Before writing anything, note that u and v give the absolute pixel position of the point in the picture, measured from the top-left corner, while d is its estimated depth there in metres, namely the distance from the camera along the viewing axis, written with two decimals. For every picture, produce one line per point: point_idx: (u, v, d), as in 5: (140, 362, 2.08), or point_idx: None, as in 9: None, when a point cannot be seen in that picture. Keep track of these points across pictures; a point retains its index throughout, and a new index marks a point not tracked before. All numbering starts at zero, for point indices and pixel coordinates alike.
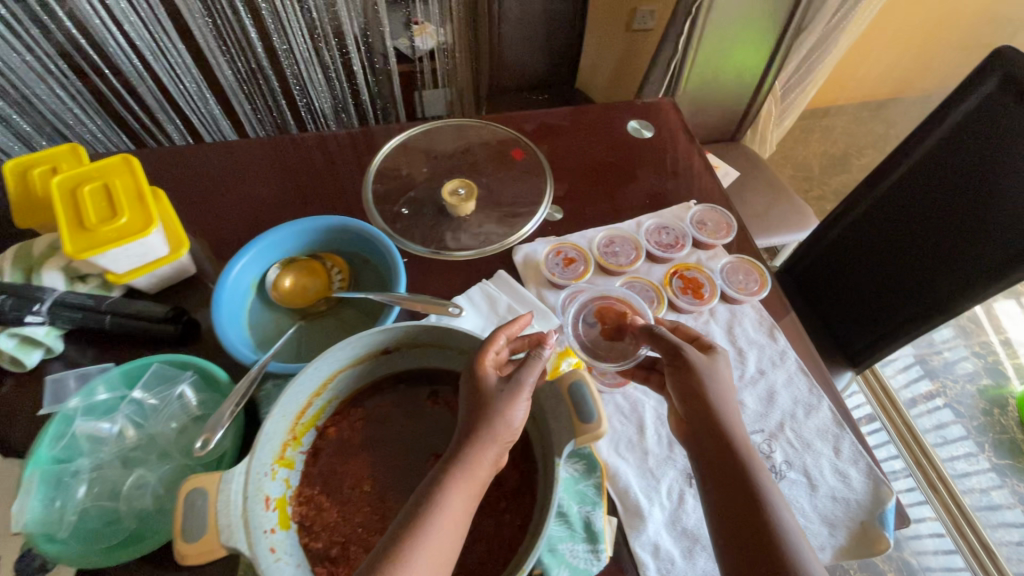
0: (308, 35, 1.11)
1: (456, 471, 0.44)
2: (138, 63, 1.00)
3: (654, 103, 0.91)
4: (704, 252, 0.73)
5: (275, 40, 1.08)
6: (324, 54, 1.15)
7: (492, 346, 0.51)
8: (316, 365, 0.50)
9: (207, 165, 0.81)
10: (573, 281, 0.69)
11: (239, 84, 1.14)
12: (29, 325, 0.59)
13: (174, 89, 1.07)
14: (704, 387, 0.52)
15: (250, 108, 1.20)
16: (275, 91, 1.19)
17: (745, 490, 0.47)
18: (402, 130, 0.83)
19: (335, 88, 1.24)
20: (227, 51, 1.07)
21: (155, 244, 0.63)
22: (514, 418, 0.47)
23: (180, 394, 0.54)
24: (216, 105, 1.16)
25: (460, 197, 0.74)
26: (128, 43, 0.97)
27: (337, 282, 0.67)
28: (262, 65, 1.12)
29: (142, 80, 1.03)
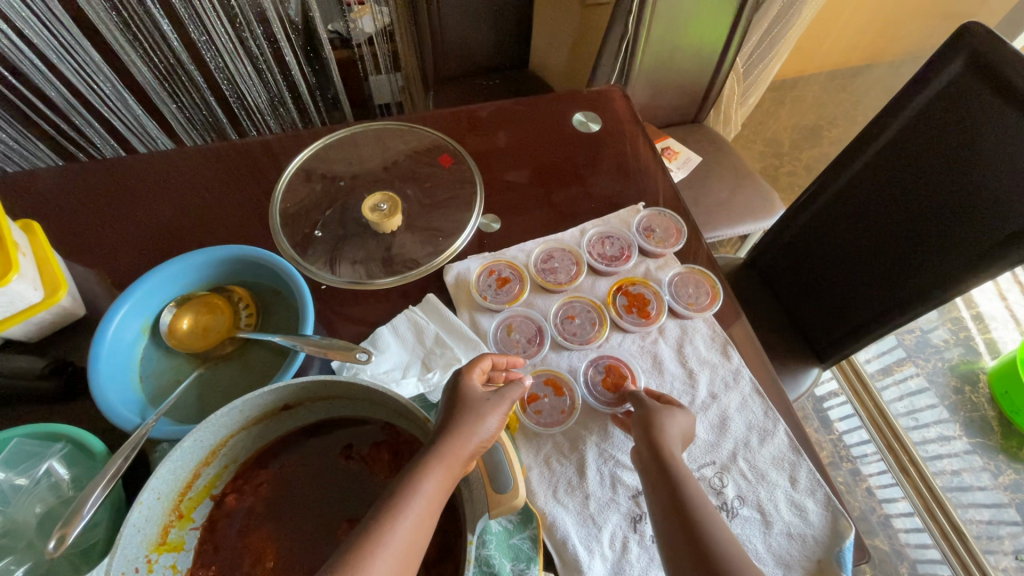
0: (229, 24, 0.99)
1: (428, 467, 0.39)
2: (42, 64, 0.88)
3: (602, 92, 0.83)
4: (654, 261, 0.67)
5: (192, 31, 0.96)
6: (250, 44, 1.03)
7: (480, 363, 0.49)
8: (205, 429, 0.43)
9: (103, 187, 0.72)
10: (507, 304, 0.63)
11: (160, 82, 1.02)
12: None
13: (88, 91, 0.95)
14: (653, 416, 0.50)
15: (176, 107, 1.08)
16: (201, 87, 1.07)
17: (684, 526, 0.42)
18: (319, 139, 0.75)
19: (269, 82, 1.12)
20: (140, 46, 0.95)
21: (21, 291, 0.55)
22: (491, 422, 0.43)
23: (47, 471, 0.46)
24: (138, 106, 1.03)
25: (383, 213, 0.67)
26: (21, 40, 0.84)
27: (243, 320, 0.60)
28: (182, 60, 1.01)
29: (48, 81, 0.91)
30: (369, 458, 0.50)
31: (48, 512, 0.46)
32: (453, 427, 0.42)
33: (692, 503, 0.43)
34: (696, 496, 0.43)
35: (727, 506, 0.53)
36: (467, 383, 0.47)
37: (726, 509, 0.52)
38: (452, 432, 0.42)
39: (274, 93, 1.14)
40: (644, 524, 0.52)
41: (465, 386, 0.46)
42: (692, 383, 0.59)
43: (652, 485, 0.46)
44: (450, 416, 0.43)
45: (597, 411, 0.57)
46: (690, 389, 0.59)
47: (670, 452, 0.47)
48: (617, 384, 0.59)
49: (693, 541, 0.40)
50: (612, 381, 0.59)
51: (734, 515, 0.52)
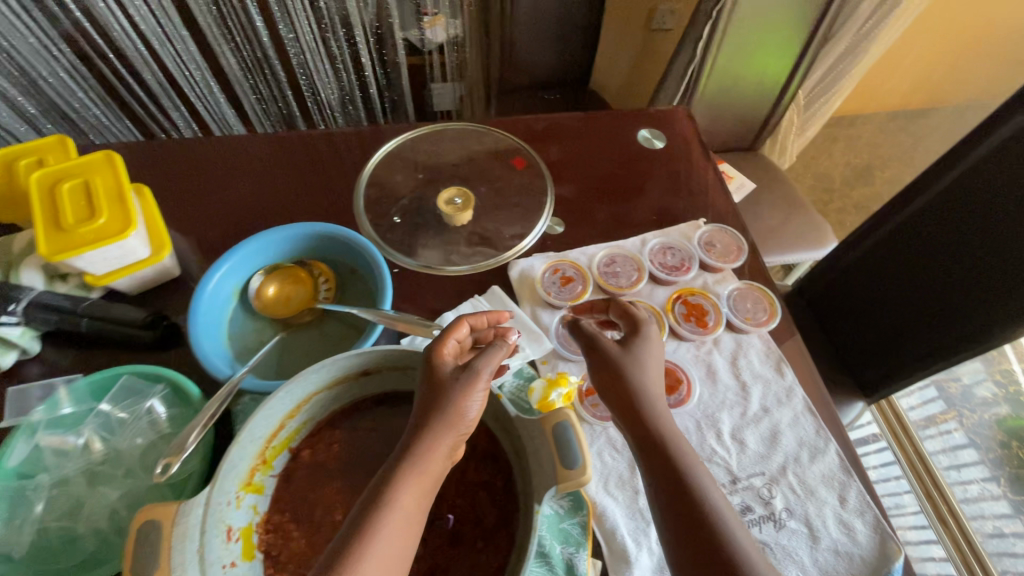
0: (316, 25, 1.06)
1: (409, 474, 0.39)
2: (143, 48, 0.97)
3: (667, 112, 0.86)
4: (712, 275, 0.68)
5: (281, 29, 1.04)
6: (332, 44, 1.10)
7: (453, 335, 0.47)
8: (295, 383, 0.47)
9: (195, 159, 0.76)
10: (569, 302, 0.65)
11: (244, 73, 1.11)
12: (4, 326, 0.58)
13: (179, 75, 1.04)
14: (622, 364, 0.48)
15: (256, 98, 1.17)
16: (281, 81, 1.15)
17: (670, 478, 0.42)
18: (398, 132, 0.78)
19: (343, 80, 1.20)
20: (232, 40, 1.03)
21: (134, 247, 0.61)
22: (468, 409, 0.42)
23: (149, 409, 0.51)
24: (221, 94, 1.13)
25: (456, 207, 0.71)
26: (133, 27, 0.94)
27: (322, 293, 0.64)
28: (268, 54, 1.08)
29: (145, 65, 1.00)
30: None
31: (148, 445, 0.50)
32: (426, 427, 0.41)
33: (673, 452, 0.43)
34: (687, 451, 0.44)
35: (775, 516, 0.53)
36: (438, 363, 0.45)
37: (773, 519, 0.53)
38: (427, 432, 0.41)
39: (346, 91, 1.22)
40: None
41: (434, 368, 0.44)
42: (744, 396, 0.60)
43: (631, 431, 0.46)
44: (425, 411, 0.42)
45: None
46: (742, 401, 0.60)
47: (644, 399, 0.46)
48: (673, 387, 0.60)
49: (680, 493, 0.41)
50: (668, 383, 0.60)
51: (781, 526, 0.53)
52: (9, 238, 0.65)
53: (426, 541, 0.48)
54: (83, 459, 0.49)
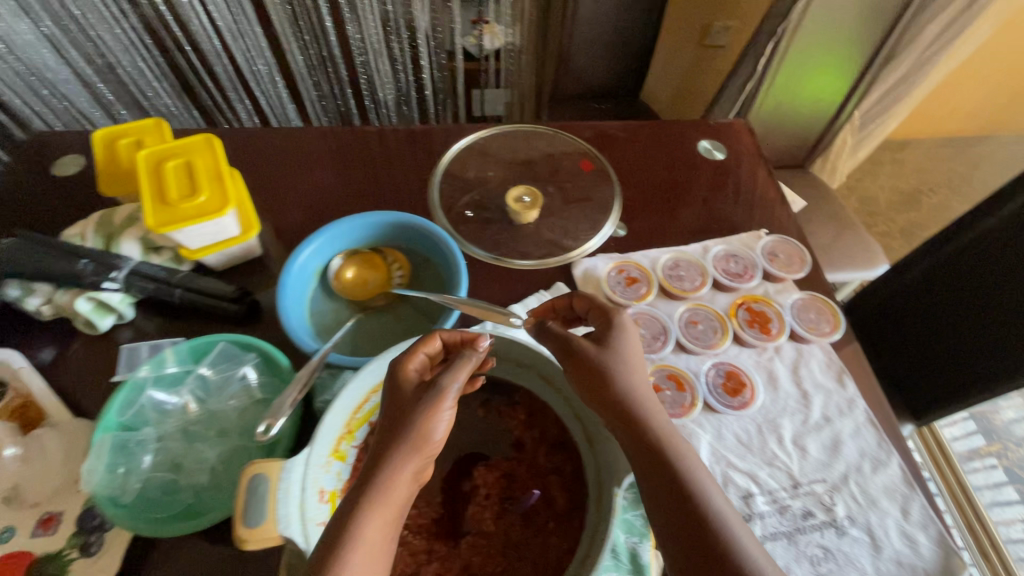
0: (382, 27, 1.10)
1: (370, 506, 0.37)
2: (217, 42, 1.05)
3: (728, 125, 0.88)
4: (773, 285, 0.70)
5: (349, 30, 1.09)
6: (394, 46, 1.15)
7: (420, 351, 0.47)
8: (389, 357, 0.51)
9: (275, 146, 0.80)
10: (633, 302, 0.66)
11: (308, 70, 1.16)
12: (106, 291, 0.62)
13: (246, 69, 1.11)
14: (605, 366, 0.47)
15: (316, 94, 1.23)
16: (342, 80, 1.20)
17: (671, 489, 0.41)
18: (468, 132, 0.81)
19: (400, 80, 1.23)
20: (300, 38, 1.09)
21: (228, 225, 0.64)
22: (433, 430, 0.41)
23: (243, 375, 0.54)
24: (284, 89, 1.19)
25: (524, 205, 0.73)
26: (210, 23, 1.01)
27: (396, 279, 0.67)
28: (334, 53, 1.14)
29: (216, 56, 1.07)
30: (506, 415, 0.56)
31: (241, 407, 0.54)
32: (389, 453, 0.39)
33: (672, 459, 0.42)
34: (683, 452, 0.43)
35: (837, 523, 0.54)
36: (403, 381, 0.44)
37: (835, 525, 0.54)
38: (388, 460, 0.39)
39: (402, 91, 1.26)
40: (753, 524, 0.54)
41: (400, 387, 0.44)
42: (806, 404, 0.61)
43: (626, 439, 0.45)
44: (387, 436, 0.40)
45: (722, 414, 0.60)
46: (804, 409, 0.61)
47: (636, 403, 0.45)
48: (737, 390, 0.61)
49: (680, 497, 0.41)
50: (733, 386, 0.61)
51: (843, 533, 0.54)
52: (109, 212, 0.69)
53: (500, 519, 0.50)
54: (182, 417, 0.53)
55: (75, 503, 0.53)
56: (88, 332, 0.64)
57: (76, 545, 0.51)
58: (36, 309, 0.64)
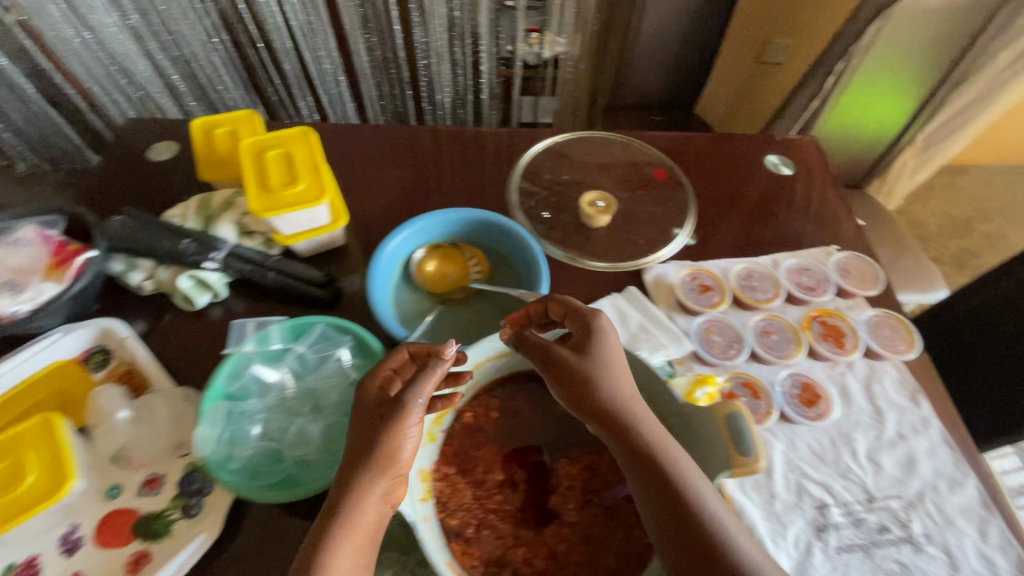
0: (448, 32, 1.15)
1: (343, 529, 0.41)
2: (288, 41, 1.13)
3: (795, 141, 0.88)
4: (844, 300, 0.70)
5: (416, 33, 1.14)
6: (457, 51, 1.19)
7: (385, 367, 0.49)
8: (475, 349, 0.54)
9: (357, 140, 0.83)
10: (707, 309, 0.67)
11: (372, 71, 1.23)
12: (206, 270, 0.66)
13: (313, 69, 1.19)
14: (588, 374, 0.48)
15: (377, 94, 1.28)
16: (404, 81, 1.25)
17: (662, 493, 0.43)
18: (544, 137, 0.83)
19: (459, 84, 1.27)
20: (368, 37, 1.16)
21: (321, 214, 0.67)
22: (400, 451, 0.44)
23: (339, 356, 0.57)
24: (346, 88, 1.25)
25: (598, 209, 0.76)
26: (284, 23, 1.09)
27: (474, 274, 0.70)
28: (398, 55, 1.19)
29: (286, 54, 1.15)
30: None
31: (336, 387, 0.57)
32: (355, 475, 0.43)
33: (662, 462, 0.44)
34: (673, 454, 0.44)
35: (913, 540, 0.54)
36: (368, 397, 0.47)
37: (911, 541, 0.54)
38: (356, 481, 0.43)
39: (459, 93, 1.29)
40: (828, 534, 0.55)
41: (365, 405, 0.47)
42: (880, 420, 0.61)
43: (618, 444, 0.46)
44: (355, 459, 0.44)
45: (798, 424, 0.60)
46: (877, 425, 0.61)
47: (622, 409, 0.46)
48: (813, 401, 0.62)
49: (676, 504, 0.42)
50: (809, 397, 0.62)
51: (920, 550, 0.54)
52: (208, 195, 0.73)
53: (584, 510, 0.52)
54: (282, 393, 0.56)
55: (176, 467, 0.56)
56: (186, 308, 0.68)
57: (177, 507, 0.54)
58: (137, 284, 0.68)
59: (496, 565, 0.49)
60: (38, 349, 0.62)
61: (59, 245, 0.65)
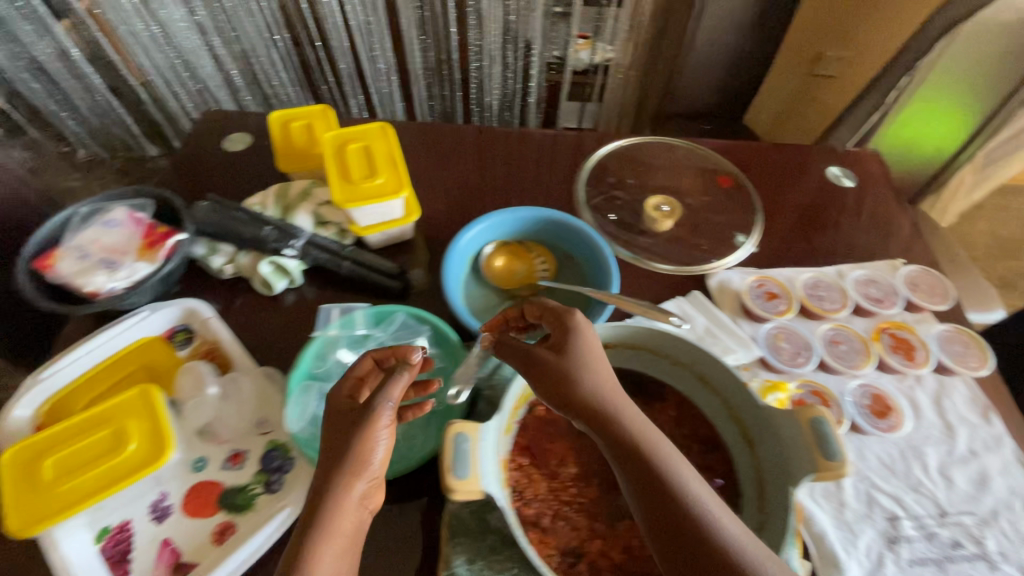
0: (502, 36, 1.17)
1: (320, 538, 0.39)
2: (346, 42, 1.19)
3: (856, 153, 0.87)
4: (912, 314, 0.70)
5: (471, 36, 1.17)
6: (509, 54, 1.21)
7: (351, 375, 0.49)
8: None
9: (426, 137, 0.85)
10: (774, 316, 0.68)
11: (425, 72, 1.26)
12: (285, 257, 0.69)
13: (368, 69, 1.24)
14: (567, 371, 0.47)
15: (427, 95, 1.32)
16: (456, 82, 1.28)
17: (651, 486, 0.42)
18: (608, 141, 0.85)
19: (508, 87, 1.29)
20: (423, 39, 1.19)
21: (396, 207, 0.69)
22: (373, 454, 0.43)
23: (417, 345, 0.59)
24: (397, 88, 1.30)
25: (662, 214, 0.76)
26: (343, 22, 1.14)
27: (541, 272, 0.71)
28: (452, 56, 1.22)
29: (343, 53, 1.21)
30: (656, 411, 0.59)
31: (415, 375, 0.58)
32: (329, 482, 0.41)
33: (648, 456, 0.43)
34: (659, 447, 0.44)
35: (988, 557, 0.54)
36: (337, 403, 0.47)
37: (986, 558, 0.54)
38: (330, 488, 0.41)
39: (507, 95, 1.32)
40: (900, 546, 0.54)
41: (335, 411, 0.46)
42: (950, 436, 0.61)
43: (604, 441, 0.45)
44: (328, 465, 0.42)
45: (868, 434, 0.60)
46: (948, 440, 0.61)
47: (602, 404, 0.46)
48: (884, 412, 0.62)
49: (666, 499, 0.41)
50: (880, 409, 0.62)
51: (995, 568, 0.54)
52: (285, 185, 0.76)
53: None
54: None
55: (258, 444, 0.59)
56: (264, 293, 0.70)
57: (260, 482, 0.56)
58: (217, 268, 0.70)
59: (572, 556, 0.50)
60: (129, 325, 0.65)
61: (149, 227, 0.68)
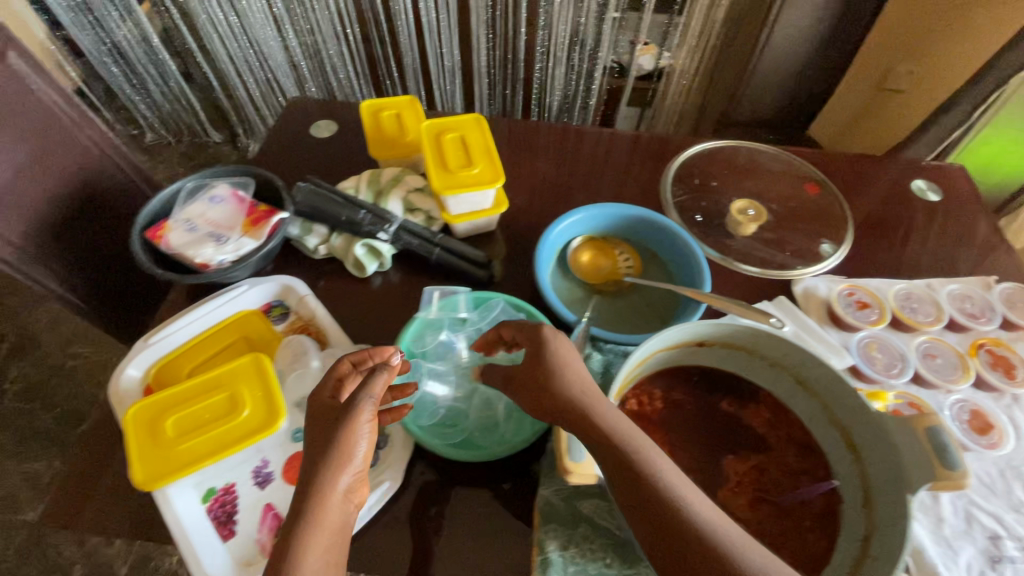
0: (569, 38, 1.18)
1: (306, 530, 0.40)
2: (415, 39, 1.21)
3: (942, 167, 0.86)
4: (1008, 332, 0.69)
5: (538, 37, 1.18)
6: (574, 56, 1.21)
7: (332, 375, 0.50)
8: (649, 343, 0.53)
9: (510, 133, 0.87)
10: (866, 325, 0.67)
11: (488, 71, 1.28)
12: (379, 240, 0.71)
13: (433, 66, 1.27)
14: (545, 376, 0.48)
15: (487, 93, 1.33)
16: (518, 81, 1.29)
17: (634, 483, 0.41)
18: (689, 145, 0.85)
19: (570, 86, 1.28)
20: (491, 39, 1.21)
21: (488, 196, 0.71)
22: (355, 449, 0.44)
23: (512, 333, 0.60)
24: (459, 86, 1.32)
25: (747, 217, 0.76)
26: (415, 19, 1.17)
27: (626, 267, 0.71)
28: (517, 57, 1.23)
29: (412, 50, 1.24)
30: (749, 413, 0.59)
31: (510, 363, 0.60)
32: (314, 477, 0.43)
33: (627, 451, 0.43)
34: (639, 443, 0.44)
35: None
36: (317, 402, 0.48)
37: None
38: (313, 482, 0.42)
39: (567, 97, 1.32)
40: (1003, 566, 0.53)
41: (315, 409, 0.48)
42: None
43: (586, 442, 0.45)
44: (312, 460, 0.43)
45: (968, 450, 0.59)
46: None
47: (581, 404, 0.46)
48: (984, 429, 0.61)
49: (647, 492, 0.41)
50: (980, 425, 0.61)
51: None
52: (376, 171, 0.78)
53: (757, 507, 0.53)
54: (459, 360, 0.61)
55: None
56: (356, 274, 0.72)
57: None
58: (312, 248, 0.72)
59: None
60: (230, 298, 0.67)
61: (251, 206, 0.71)
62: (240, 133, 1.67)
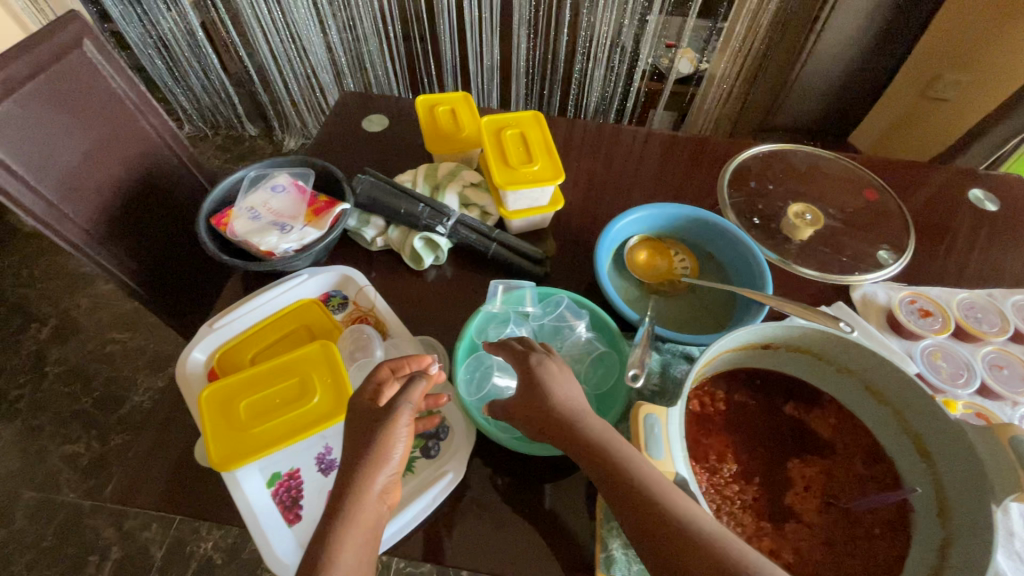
0: (610, 39, 1.16)
1: (344, 528, 0.41)
2: (456, 37, 1.22)
3: (1000, 177, 0.84)
4: None
5: (579, 38, 1.18)
6: (614, 60, 1.20)
7: (370, 379, 0.51)
8: (721, 342, 0.52)
9: (561, 132, 0.88)
10: (931, 333, 0.66)
11: (526, 70, 1.28)
12: (437, 234, 0.71)
13: (473, 64, 1.27)
14: (536, 400, 0.49)
15: (524, 93, 1.34)
16: (555, 82, 1.30)
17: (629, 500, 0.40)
18: (740, 148, 0.85)
19: (608, 89, 1.27)
20: (532, 38, 1.21)
21: (546, 193, 0.71)
22: (392, 452, 0.44)
23: (574, 329, 0.61)
24: (497, 84, 1.32)
25: (804, 221, 0.75)
26: (458, 17, 1.18)
27: (682, 268, 0.71)
28: (557, 57, 1.24)
29: (453, 48, 1.24)
30: (813, 418, 0.58)
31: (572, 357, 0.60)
32: (353, 474, 0.43)
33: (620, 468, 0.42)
34: (632, 458, 0.43)
35: None
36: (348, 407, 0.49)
37: None
38: (352, 482, 0.43)
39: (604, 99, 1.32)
40: None
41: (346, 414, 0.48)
42: None
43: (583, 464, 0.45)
44: (352, 461, 0.44)
45: None
46: None
47: (571, 425, 0.46)
48: None
49: (642, 508, 0.40)
50: None
51: None
52: (432, 165, 0.79)
53: (823, 512, 0.53)
54: None
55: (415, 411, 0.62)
56: (413, 267, 0.73)
57: (418, 447, 0.59)
58: (369, 240, 0.73)
59: None
60: (290, 287, 0.68)
61: (312, 197, 0.72)
62: (275, 127, 1.69)
